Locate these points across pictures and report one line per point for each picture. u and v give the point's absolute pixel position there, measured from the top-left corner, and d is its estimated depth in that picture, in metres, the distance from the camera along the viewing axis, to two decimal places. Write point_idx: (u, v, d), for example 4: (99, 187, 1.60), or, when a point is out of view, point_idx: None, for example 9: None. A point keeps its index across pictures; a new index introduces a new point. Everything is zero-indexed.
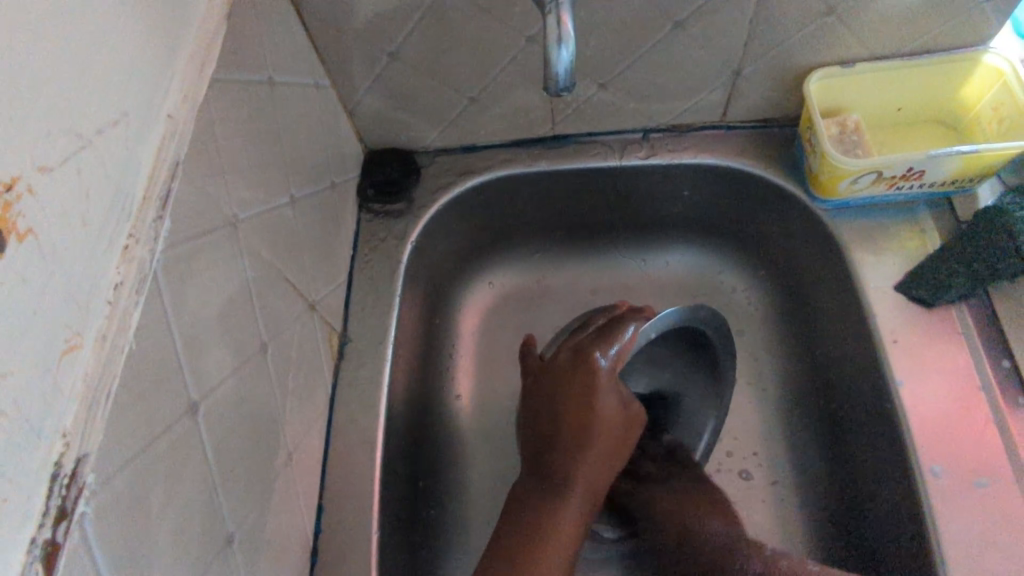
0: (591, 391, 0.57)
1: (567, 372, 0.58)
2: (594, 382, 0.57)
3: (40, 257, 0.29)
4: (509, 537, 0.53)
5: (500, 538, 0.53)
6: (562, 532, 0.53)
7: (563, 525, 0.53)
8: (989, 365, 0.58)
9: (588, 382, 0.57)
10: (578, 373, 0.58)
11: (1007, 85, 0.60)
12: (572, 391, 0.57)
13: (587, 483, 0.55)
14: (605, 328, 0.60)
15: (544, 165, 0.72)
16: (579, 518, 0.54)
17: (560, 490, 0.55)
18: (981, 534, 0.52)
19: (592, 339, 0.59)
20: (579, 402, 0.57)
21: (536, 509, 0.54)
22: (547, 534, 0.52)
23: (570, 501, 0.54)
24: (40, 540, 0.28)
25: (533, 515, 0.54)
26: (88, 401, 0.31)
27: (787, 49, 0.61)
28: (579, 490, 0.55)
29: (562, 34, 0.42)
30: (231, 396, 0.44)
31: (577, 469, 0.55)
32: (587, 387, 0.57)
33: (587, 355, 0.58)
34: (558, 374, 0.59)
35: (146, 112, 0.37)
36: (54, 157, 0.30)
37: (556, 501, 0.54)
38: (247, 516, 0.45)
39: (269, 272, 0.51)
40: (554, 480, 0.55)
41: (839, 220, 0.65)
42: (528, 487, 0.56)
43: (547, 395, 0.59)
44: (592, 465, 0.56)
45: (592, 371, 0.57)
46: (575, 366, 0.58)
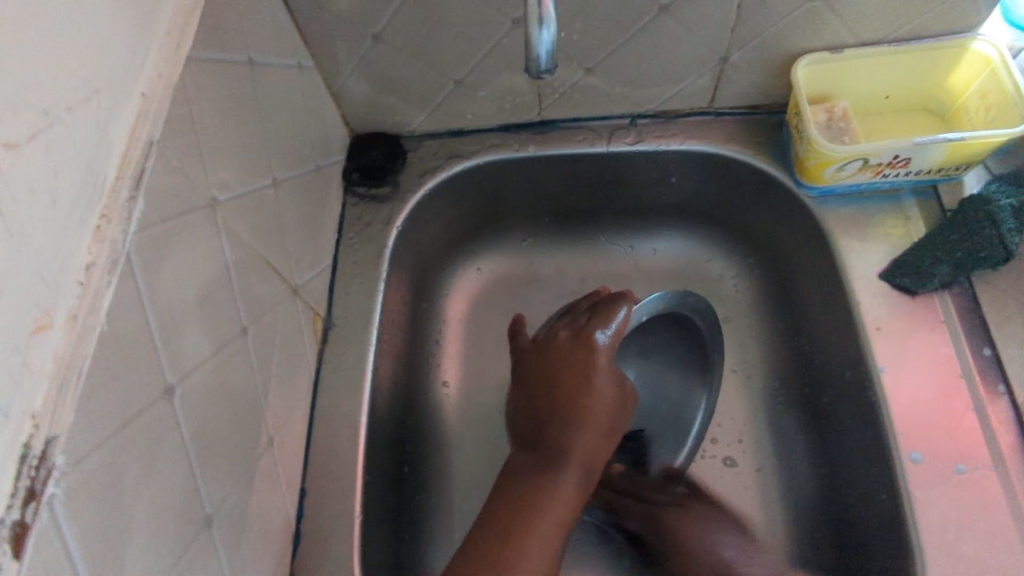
0: (588, 370, 0.58)
1: (566, 351, 0.59)
2: (592, 359, 0.58)
3: (5, 236, 0.28)
4: (500, 513, 0.52)
5: (495, 510, 0.53)
6: (554, 509, 0.53)
7: (557, 501, 0.53)
8: (971, 352, 0.58)
9: (587, 360, 0.58)
10: (576, 351, 0.59)
11: (994, 73, 0.60)
12: (569, 369, 0.58)
13: (584, 458, 0.55)
14: (601, 308, 0.62)
15: (532, 150, 0.71)
16: (572, 496, 0.54)
17: (557, 463, 0.55)
18: (959, 519, 0.52)
19: (588, 321, 0.61)
20: (576, 379, 0.58)
21: (532, 480, 0.54)
22: (543, 505, 0.53)
23: (567, 474, 0.54)
24: (8, 520, 0.28)
25: (528, 488, 0.54)
26: (59, 382, 0.31)
27: (775, 34, 0.60)
28: (575, 464, 0.55)
29: (544, 15, 0.41)
30: (210, 378, 0.44)
31: (573, 443, 0.56)
32: (586, 364, 0.58)
33: (585, 334, 0.60)
34: (555, 353, 0.60)
35: (118, 91, 0.36)
36: (22, 133, 0.29)
37: (553, 474, 0.54)
38: (227, 498, 0.45)
39: (250, 256, 0.50)
40: (548, 458, 0.55)
41: (825, 208, 0.65)
42: (522, 463, 0.56)
43: (544, 373, 0.59)
44: (589, 441, 0.56)
45: (589, 349, 0.59)
46: (574, 345, 0.59)
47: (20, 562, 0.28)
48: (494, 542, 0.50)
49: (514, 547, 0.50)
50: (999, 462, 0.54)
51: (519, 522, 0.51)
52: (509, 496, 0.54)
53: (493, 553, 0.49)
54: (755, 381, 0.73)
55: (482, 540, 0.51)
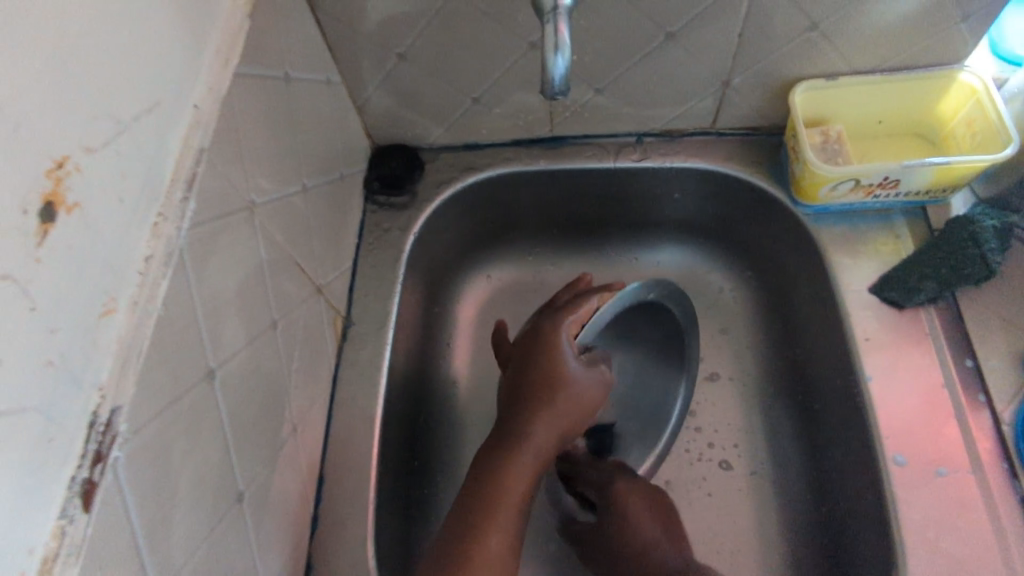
0: (552, 359, 0.58)
1: (531, 341, 0.60)
2: (553, 348, 0.58)
3: (84, 229, 0.32)
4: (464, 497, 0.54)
5: (457, 502, 0.54)
6: (507, 495, 0.53)
7: (510, 488, 0.53)
8: (954, 364, 0.61)
9: (549, 349, 0.58)
10: (541, 339, 0.59)
11: (979, 102, 0.64)
12: (534, 357, 0.59)
13: (537, 448, 0.56)
14: (568, 300, 0.62)
15: (543, 164, 0.75)
16: (524, 483, 0.54)
17: (511, 452, 0.55)
18: (939, 519, 0.55)
19: (555, 312, 0.61)
20: (540, 367, 0.58)
21: (488, 467, 0.55)
22: (492, 493, 0.53)
23: (520, 464, 0.55)
24: (79, 478, 0.32)
25: (485, 475, 0.54)
26: (122, 360, 0.35)
27: (774, 62, 0.64)
28: (528, 453, 0.55)
29: (559, 42, 0.45)
30: (244, 366, 0.47)
31: (530, 432, 0.56)
32: (547, 352, 0.58)
33: (550, 325, 0.60)
34: (523, 341, 0.60)
35: (174, 103, 0.41)
36: (98, 139, 0.34)
37: (507, 462, 0.55)
38: (255, 477, 0.48)
39: (280, 255, 0.54)
40: (505, 444, 0.55)
41: (819, 224, 0.69)
42: (484, 449, 0.57)
43: (513, 361, 0.60)
44: (545, 431, 0.56)
45: (551, 339, 0.59)
46: (538, 335, 0.59)
47: (90, 514, 0.32)
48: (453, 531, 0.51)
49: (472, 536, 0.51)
50: (977, 466, 0.57)
51: (472, 511, 0.52)
52: (468, 484, 0.54)
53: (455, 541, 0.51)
54: (751, 389, 0.76)
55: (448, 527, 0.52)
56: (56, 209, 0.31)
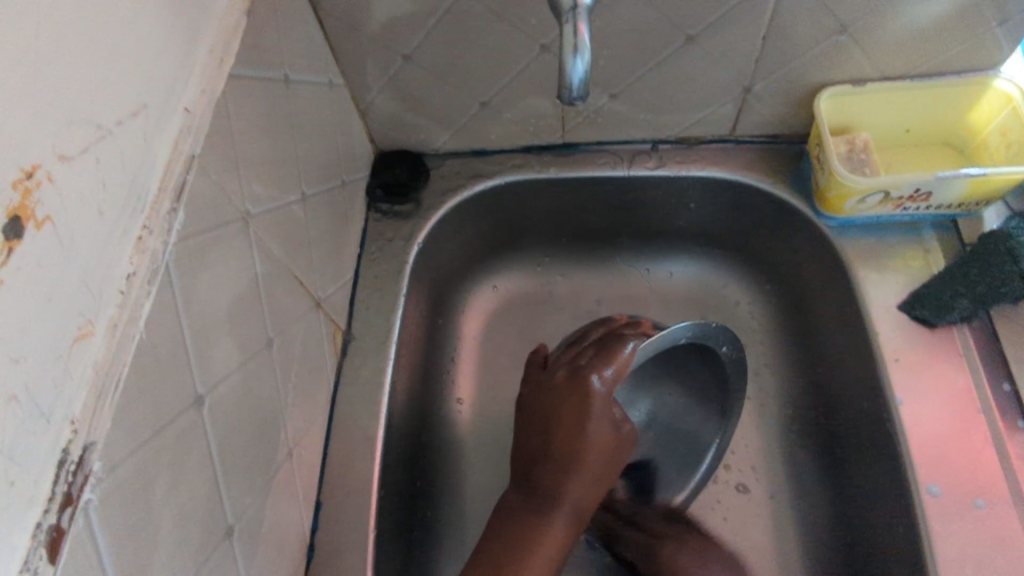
0: (584, 413, 0.57)
1: (562, 392, 0.58)
2: (588, 405, 0.57)
3: (57, 245, 0.29)
4: (495, 548, 0.54)
5: (483, 552, 0.54)
6: (542, 548, 0.54)
7: (545, 542, 0.54)
8: (991, 387, 0.58)
9: (582, 403, 0.57)
10: (571, 390, 0.58)
11: (1015, 110, 0.61)
12: (564, 411, 0.58)
13: (572, 506, 0.55)
14: (604, 348, 0.59)
15: (553, 172, 0.72)
16: (560, 536, 0.55)
17: (546, 509, 0.55)
18: (977, 555, 0.52)
19: (590, 360, 0.59)
20: (570, 422, 0.57)
21: (521, 525, 0.55)
22: (527, 550, 0.53)
23: (555, 520, 0.55)
24: (45, 525, 0.28)
25: (518, 532, 0.54)
26: (97, 389, 0.31)
27: (799, 67, 0.61)
28: (564, 510, 0.55)
29: (578, 43, 0.42)
30: (237, 388, 0.44)
31: (564, 488, 0.56)
32: (579, 407, 0.57)
33: (583, 375, 0.58)
34: (551, 392, 0.59)
35: (163, 106, 0.37)
36: (75, 146, 0.30)
37: (541, 520, 0.55)
38: (248, 507, 0.45)
39: (277, 268, 0.51)
40: (540, 495, 0.56)
41: (844, 238, 0.66)
42: (513, 505, 0.56)
43: (540, 415, 0.59)
44: (580, 487, 0.56)
45: (587, 393, 0.57)
46: (571, 387, 0.58)
47: (55, 566, 0.28)
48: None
49: None
50: (1018, 498, 0.53)
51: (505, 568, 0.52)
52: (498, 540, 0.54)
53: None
54: (769, 408, 0.73)
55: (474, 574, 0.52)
56: (24, 224, 0.27)
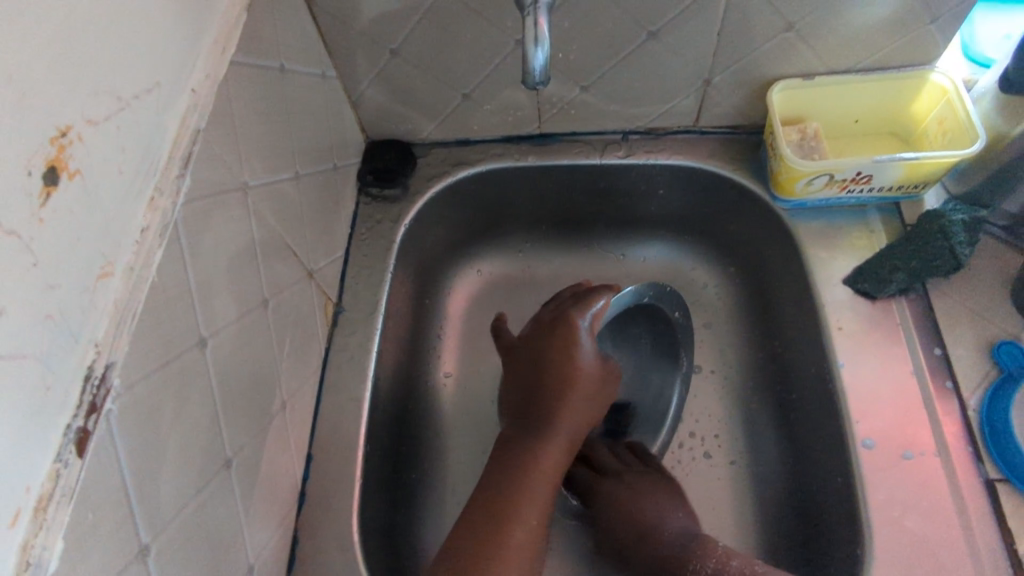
0: (571, 349, 0.61)
1: (547, 333, 0.63)
2: (574, 343, 0.61)
3: (85, 194, 0.35)
4: (496, 481, 0.56)
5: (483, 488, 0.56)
6: (540, 478, 0.57)
7: (543, 472, 0.57)
8: (923, 352, 0.63)
9: (567, 341, 0.61)
10: (556, 331, 0.62)
11: (949, 101, 0.66)
12: (553, 349, 0.61)
13: (565, 439, 0.59)
14: (583, 296, 0.65)
15: (531, 159, 0.78)
16: (557, 465, 0.58)
17: (543, 439, 0.59)
18: (902, 498, 0.57)
19: (571, 305, 0.64)
20: (561, 359, 0.61)
21: (519, 457, 0.58)
22: (527, 477, 0.56)
23: (551, 451, 0.58)
24: (74, 426, 0.34)
25: (518, 465, 0.57)
26: (118, 320, 0.37)
27: (752, 61, 0.67)
28: (560, 441, 0.59)
29: (539, 34, 0.48)
30: (235, 339, 0.50)
31: (558, 420, 0.59)
32: (567, 346, 0.61)
33: (568, 317, 0.63)
34: (539, 337, 0.63)
35: (174, 85, 0.43)
36: (100, 113, 0.36)
37: (537, 454, 0.58)
38: (244, 446, 0.50)
39: (273, 237, 0.57)
40: (536, 430, 0.59)
41: (797, 219, 0.71)
42: (510, 440, 0.60)
43: (529, 355, 0.62)
44: (573, 420, 0.60)
45: (572, 331, 0.62)
46: (555, 326, 0.63)
47: (83, 460, 0.34)
48: (491, 508, 0.54)
49: (505, 523, 0.53)
50: (943, 448, 0.59)
51: (507, 495, 0.55)
52: (497, 469, 0.58)
53: (495, 515, 0.53)
54: (731, 380, 0.78)
55: (480, 506, 0.55)
56: (60, 173, 0.33)
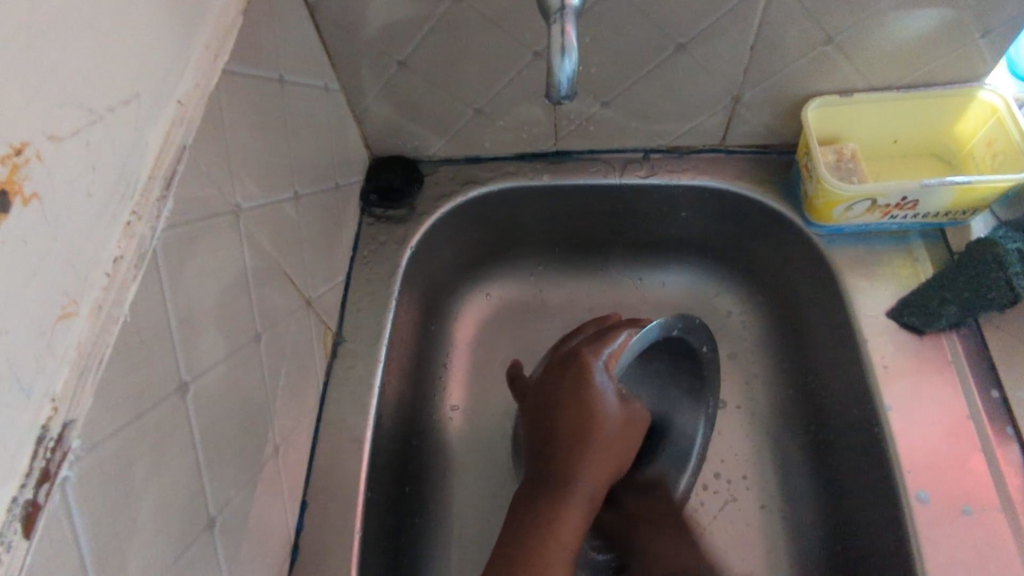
0: (584, 392, 0.55)
1: (559, 373, 0.57)
2: (588, 384, 0.55)
3: (43, 223, 0.30)
4: (511, 540, 0.52)
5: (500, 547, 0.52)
6: (558, 536, 0.52)
7: (561, 531, 0.52)
8: (978, 394, 0.58)
9: (579, 382, 0.56)
10: (568, 371, 0.57)
11: (1000, 120, 0.61)
12: (566, 392, 0.56)
13: (585, 492, 0.54)
14: (601, 333, 0.59)
15: (546, 179, 0.73)
16: (578, 521, 0.53)
17: (560, 492, 0.53)
18: (965, 560, 0.51)
19: (585, 343, 0.58)
20: (575, 403, 0.55)
21: (535, 512, 0.53)
22: (544, 535, 0.51)
23: (570, 506, 0.53)
24: (21, 499, 0.28)
25: (533, 523, 0.52)
26: (80, 368, 0.32)
27: (786, 77, 0.62)
28: (579, 494, 0.53)
29: (566, 44, 0.43)
30: (222, 380, 0.44)
31: (575, 470, 0.54)
32: (579, 386, 0.55)
33: (581, 356, 0.57)
34: (551, 377, 0.58)
35: (157, 97, 0.38)
36: (65, 128, 0.31)
37: (555, 511, 0.53)
38: (231, 500, 0.45)
39: (268, 263, 0.52)
40: (552, 480, 0.54)
41: (833, 246, 0.66)
42: (524, 492, 0.55)
43: (541, 398, 0.57)
44: (593, 470, 0.54)
45: (585, 371, 0.56)
46: (566, 365, 0.57)
47: (31, 541, 0.28)
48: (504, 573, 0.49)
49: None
50: (1006, 503, 0.53)
51: (520, 557, 0.50)
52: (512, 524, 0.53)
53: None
54: (761, 417, 0.73)
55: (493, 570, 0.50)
56: (11, 199, 0.28)
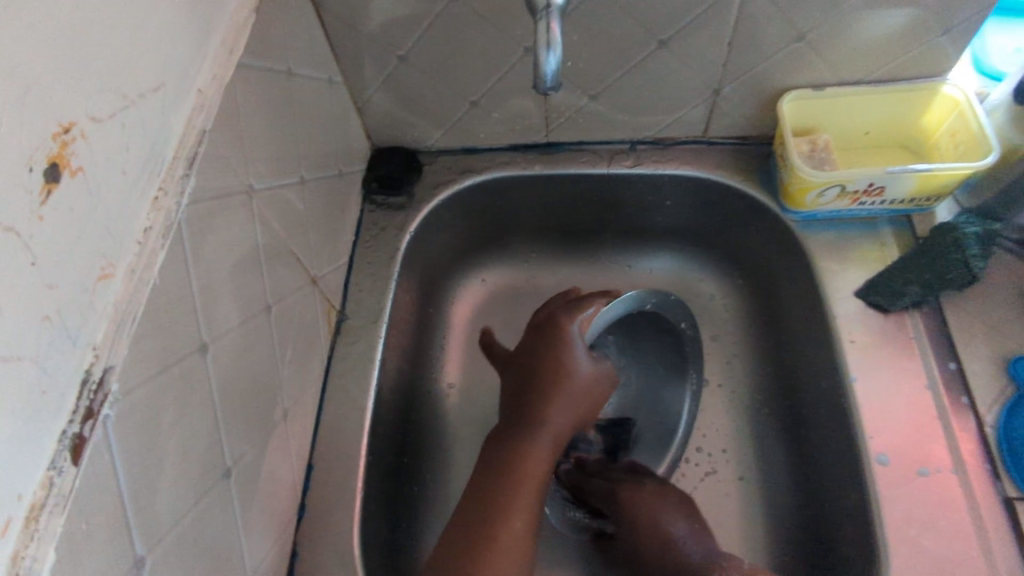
0: (559, 350, 0.60)
1: (537, 336, 0.62)
2: (563, 343, 0.60)
3: (87, 192, 0.34)
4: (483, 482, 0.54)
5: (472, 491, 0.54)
6: (527, 476, 0.55)
7: (529, 473, 0.55)
8: (938, 367, 0.62)
9: (555, 341, 0.61)
10: (546, 332, 0.62)
11: (962, 112, 0.66)
12: (543, 350, 0.61)
13: (553, 440, 0.57)
14: (575, 300, 0.64)
15: (537, 169, 0.77)
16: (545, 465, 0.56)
17: (530, 439, 0.57)
18: (920, 516, 0.55)
19: (562, 308, 0.64)
20: (550, 360, 0.60)
21: (505, 456, 0.56)
22: (513, 475, 0.54)
23: (538, 450, 0.56)
24: (69, 432, 0.32)
25: (503, 466, 0.55)
26: (117, 322, 0.36)
27: (762, 71, 0.66)
28: (548, 441, 0.57)
29: (550, 39, 0.47)
30: (237, 345, 0.48)
31: (546, 419, 0.58)
32: (556, 345, 0.61)
33: (558, 319, 0.62)
34: (529, 339, 0.63)
35: (179, 85, 0.42)
36: (105, 111, 0.35)
37: (524, 455, 0.56)
38: (244, 455, 0.49)
39: (277, 241, 0.56)
40: (524, 428, 0.58)
41: (807, 231, 0.71)
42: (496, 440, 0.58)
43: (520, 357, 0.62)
44: (562, 419, 0.58)
45: (561, 332, 0.61)
46: (544, 328, 0.62)
47: (78, 467, 0.33)
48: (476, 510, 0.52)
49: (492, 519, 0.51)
50: (960, 465, 0.57)
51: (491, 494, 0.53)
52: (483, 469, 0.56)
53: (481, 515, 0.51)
54: (740, 394, 0.77)
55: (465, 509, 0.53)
56: (61, 170, 0.32)
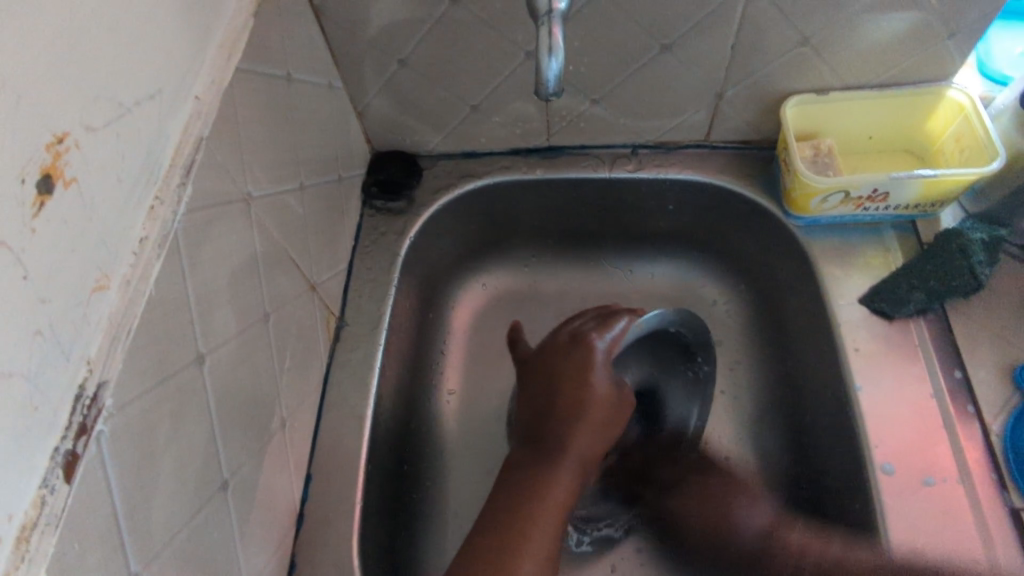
0: (585, 369, 0.60)
1: (564, 352, 0.62)
2: (589, 362, 0.60)
3: (81, 203, 0.33)
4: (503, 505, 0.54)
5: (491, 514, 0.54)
6: (550, 498, 0.54)
7: (552, 496, 0.54)
8: (942, 375, 0.61)
9: (583, 360, 0.60)
10: (574, 350, 0.61)
11: (967, 117, 0.65)
12: (570, 368, 0.60)
13: (578, 462, 0.57)
14: (603, 318, 0.64)
15: (538, 173, 0.76)
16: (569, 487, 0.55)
17: (555, 460, 0.56)
18: (926, 527, 0.55)
19: (591, 326, 0.63)
20: (577, 378, 0.60)
21: (529, 478, 0.55)
22: (536, 498, 0.54)
23: (562, 472, 0.56)
24: (62, 449, 0.32)
25: (527, 489, 0.54)
26: (111, 335, 0.35)
27: (765, 76, 0.66)
28: (572, 462, 0.56)
29: (552, 45, 0.46)
30: (235, 355, 0.48)
31: (571, 439, 0.57)
32: (585, 363, 0.60)
33: (585, 337, 0.62)
34: (553, 355, 0.62)
35: (176, 92, 0.42)
36: (100, 119, 0.34)
37: (549, 477, 0.55)
38: (242, 466, 0.48)
39: (275, 249, 0.55)
40: (548, 449, 0.57)
41: (811, 237, 0.70)
42: (521, 462, 0.58)
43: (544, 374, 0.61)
44: (587, 440, 0.58)
45: (590, 351, 0.61)
46: (571, 345, 0.62)
47: (70, 485, 0.32)
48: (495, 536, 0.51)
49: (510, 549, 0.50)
50: (966, 474, 0.57)
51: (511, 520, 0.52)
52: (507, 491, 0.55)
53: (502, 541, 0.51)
54: (743, 401, 0.77)
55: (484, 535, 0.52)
56: (54, 181, 0.31)
